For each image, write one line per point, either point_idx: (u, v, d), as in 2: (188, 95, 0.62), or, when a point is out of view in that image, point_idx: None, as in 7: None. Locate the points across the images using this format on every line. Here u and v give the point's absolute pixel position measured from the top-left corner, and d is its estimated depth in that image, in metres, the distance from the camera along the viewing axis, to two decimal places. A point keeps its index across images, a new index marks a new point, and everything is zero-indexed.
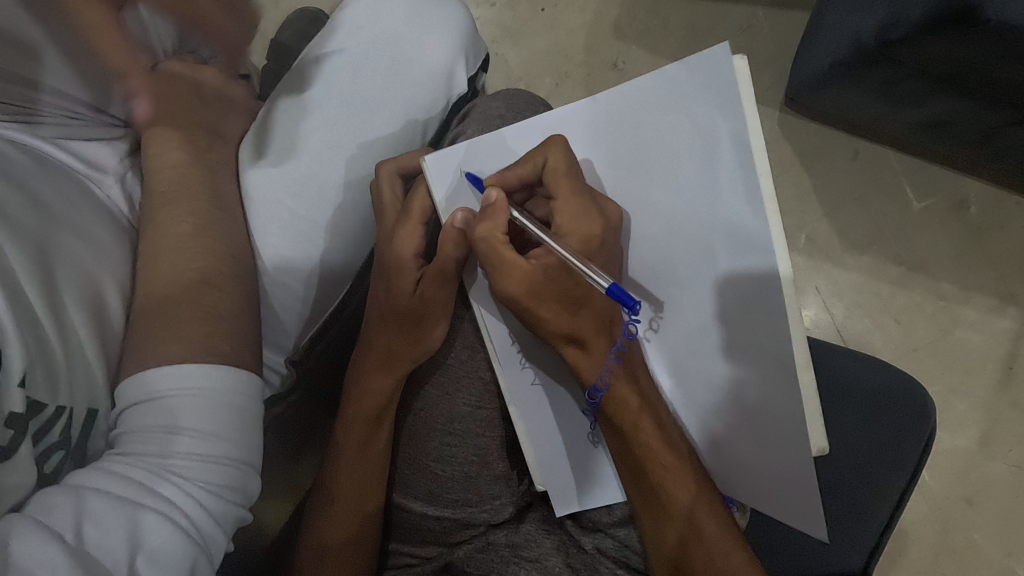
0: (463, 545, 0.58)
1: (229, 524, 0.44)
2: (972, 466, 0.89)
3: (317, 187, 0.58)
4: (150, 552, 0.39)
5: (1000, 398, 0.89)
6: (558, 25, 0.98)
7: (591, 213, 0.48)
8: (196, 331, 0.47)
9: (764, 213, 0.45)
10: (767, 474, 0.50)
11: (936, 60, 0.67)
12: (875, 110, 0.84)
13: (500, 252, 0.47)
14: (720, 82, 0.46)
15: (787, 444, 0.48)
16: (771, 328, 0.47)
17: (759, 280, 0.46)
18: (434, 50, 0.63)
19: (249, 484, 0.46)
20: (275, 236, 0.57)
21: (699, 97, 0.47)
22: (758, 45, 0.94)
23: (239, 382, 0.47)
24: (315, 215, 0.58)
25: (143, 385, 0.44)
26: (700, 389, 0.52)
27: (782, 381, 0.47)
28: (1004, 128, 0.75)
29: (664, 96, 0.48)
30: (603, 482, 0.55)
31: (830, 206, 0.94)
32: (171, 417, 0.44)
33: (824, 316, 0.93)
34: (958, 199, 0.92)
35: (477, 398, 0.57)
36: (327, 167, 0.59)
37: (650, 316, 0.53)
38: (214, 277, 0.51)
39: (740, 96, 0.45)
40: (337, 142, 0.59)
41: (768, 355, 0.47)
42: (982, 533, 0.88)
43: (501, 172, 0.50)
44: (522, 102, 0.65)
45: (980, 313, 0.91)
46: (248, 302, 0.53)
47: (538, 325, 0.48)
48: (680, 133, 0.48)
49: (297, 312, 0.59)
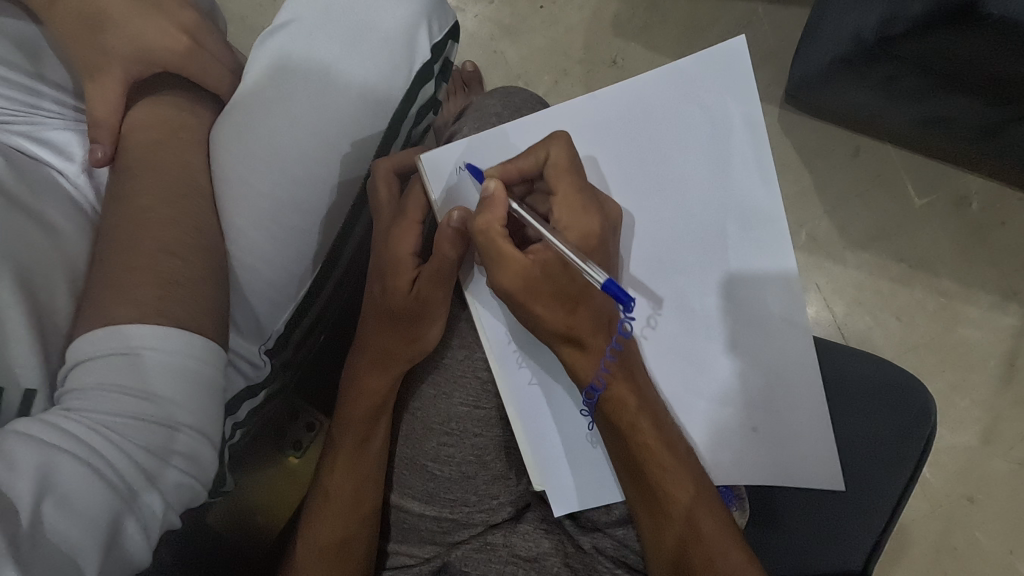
0: (461, 546, 0.57)
1: (172, 496, 0.43)
2: (974, 464, 0.89)
3: (270, 174, 0.52)
4: (70, 504, 0.38)
5: (1002, 396, 0.89)
6: (558, 22, 0.97)
7: (590, 211, 0.48)
8: (147, 294, 0.45)
9: (772, 193, 0.50)
10: (777, 442, 0.53)
11: (933, 54, 0.67)
12: (873, 109, 0.84)
13: (499, 245, 0.46)
14: (732, 79, 0.50)
15: (796, 407, 0.52)
16: (778, 300, 0.51)
17: (771, 251, 0.50)
18: (391, 12, 0.55)
19: (201, 458, 0.45)
20: (249, 237, 0.52)
21: (712, 86, 0.50)
22: (759, 41, 0.94)
23: (202, 351, 0.46)
24: (277, 206, 0.52)
25: (104, 338, 0.43)
26: (705, 377, 0.53)
27: (789, 346, 0.52)
28: (1004, 123, 0.74)
29: (676, 89, 0.50)
30: (602, 483, 0.55)
31: (831, 203, 0.93)
32: (127, 377, 0.43)
33: (824, 314, 0.92)
34: (960, 195, 0.92)
35: (475, 397, 0.57)
36: (279, 146, 0.52)
37: (648, 314, 0.52)
38: (178, 245, 0.49)
39: (750, 92, 0.50)
40: (291, 116, 0.52)
41: (776, 325, 0.51)
42: (984, 531, 0.88)
43: (503, 165, 0.49)
44: (518, 99, 0.65)
45: (982, 311, 0.90)
46: (215, 274, 0.50)
47: (534, 323, 0.48)
48: (692, 121, 0.50)
49: (282, 301, 0.56)
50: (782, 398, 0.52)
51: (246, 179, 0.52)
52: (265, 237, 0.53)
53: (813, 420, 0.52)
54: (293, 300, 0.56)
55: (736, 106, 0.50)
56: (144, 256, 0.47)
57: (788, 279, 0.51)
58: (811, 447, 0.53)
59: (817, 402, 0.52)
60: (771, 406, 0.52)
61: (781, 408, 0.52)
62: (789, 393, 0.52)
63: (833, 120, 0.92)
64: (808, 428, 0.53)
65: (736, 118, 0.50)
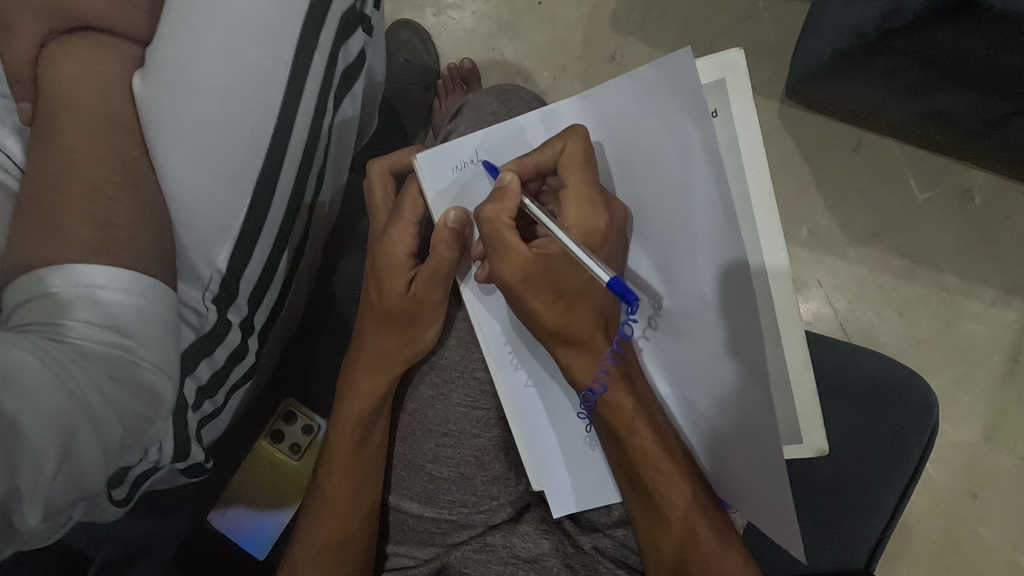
0: (460, 547, 0.56)
1: (130, 421, 0.44)
2: (978, 459, 0.88)
3: (193, 98, 0.50)
4: (32, 404, 0.37)
5: (1006, 391, 0.89)
6: (556, 18, 0.96)
7: (598, 207, 0.47)
8: (85, 231, 0.45)
9: (731, 224, 0.42)
10: (746, 489, 0.47)
11: (934, 46, 0.66)
12: (874, 104, 0.84)
13: (505, 236, 0.46)
14: (679, 89, 0.42)
15: (758, 463, 0.45)
16: (740, 339, 0.44)
17: (735, 284, 0.43)
18: None
19: (155, 387, 0.45)
20: (184, 169, 0.51)
21: (669, 100, 0.43)
22: (759, 35, 0.93)
23: (149, 289, 0.46)
24: (209, 129, 0.51)
25: (39, 279, 0.43)
26: (697, 396, 0.49)
27: (752, 396, 0.45)
28: (1008, 117, 0.73)
29: (645, 97, 0.45)
30: (600, 485, 0.54)
31: (833, 198, 0.93)
32: (83, 308, 0.43)
33: (826, 311, 0.92)
34: (964, 189, 0.91)
35: (474, 397, 0.57)
36: (191, 67, 0.50)
37: (648, 314, 0.50)
38: (106, 185, 0.48)
39: (700, 107, 0.42)
40: (195, 33, 0.50)
41: (741, 367, 0.45)
42: (988, 527, 0.87)
43: (520, 159, 0.49)
44: (514, 99, 0.64)
45: (985, 306, 0.90)
46: (149, 209, 0.50)
47: (533, 320, 0.48)
48: (656, 136, 0.45)
49: (225, 235, 0.53)
50: (750, 448, 0.46)
51: (171, 115, 0.51)
52: (202, 166, 0.51)
53: (766, 478, 0.45)
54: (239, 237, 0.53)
55: (690, 124, 0.43)
56: (80, 204, 0.46)
57: (748, 318, 0.44)
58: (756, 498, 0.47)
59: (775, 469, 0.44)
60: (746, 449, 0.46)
61: (746, 455, 0.46)
62: (750, 444, 0.46)
63: (806, 105, 0.92)
64: (757, 480, 0.46)
65: (693, 137, 0.43)
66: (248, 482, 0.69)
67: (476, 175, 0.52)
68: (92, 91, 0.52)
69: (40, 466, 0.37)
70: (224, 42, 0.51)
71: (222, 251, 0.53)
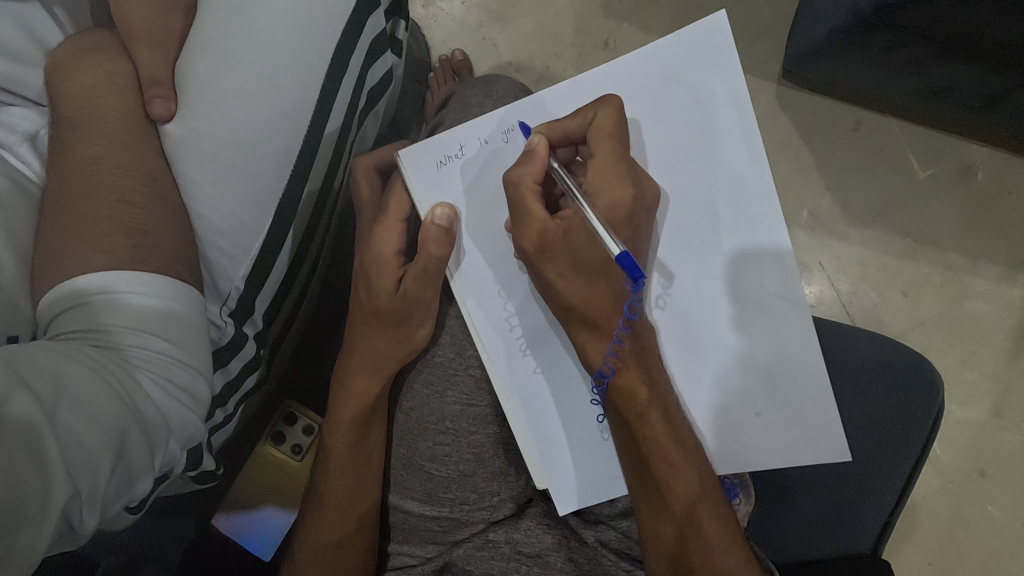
0: (462, 545, 0.56)
1: (173, 422, 0.43)
2: (984, 437, 0.88)
3: (221, 120, 0.51)
4: (85, 410, 0.37)
5: (1011, 368, 0.88)
6: (546, 6, 0.95)
7: (625, 180, 0.47)
8: (120, 241, 0.45)
9: (762, 175, 0.50)
10: (781, 429, 0.52)
11: (936, 23, 0.65)
12: (873, 82, 0.83)
13: (528, 200, 0.47)
14: (713, 59, 0.50)
15: (803, 394, 0.52)
16: (774, 278, 0.51)
17: (768, 231, 0.50)
18: None
19: (195, 387, 0.45)
20: (206, 188, 0.51)
21: (692, 63, 0.50)
22: (755, 16, 0.92)
23: (181, 294, 0.46)
24: (236, 149, 0.51)
25: (67, 293, 0.43)
26: (708, 356, 0.52)
27: (789, 327, 0.51)
28: (1010, 90, 0.73)
29: (669, 68, 0.50)
30: (605, 481, 0.54)
31: (833, 178, 0.91)
32: (123, 317, 0.43)
33: (828, 292, 0.90)
34: (965, 165, 0.90)
35: (470, 395, 0.56)
36: (219, 88, 0.51)
37: (659, 295, 0.51)
38: (134, 195, 0.48)
39: (733, 71, 0.50)
40: (228, 52, 0.51)
41: (772, 304, 0.51)
42: (996, 505, 0.87)
43: (552, 124, 0.49)
44: (502, 90, 0.63)
45: (989, 283, 0.89)
46: (176, 220, 0.50)
47: (551, 299, 0.49)
48: (676, 98, 0.50)
49: (248, 250, 0.53)
50: (779, 384, 0.52)
51: (193, 132, 0.51)
52: (227, 185, 0.51)
53: (819, 396, 0.51)
54: (256, 251, 0.53)
55: (721, 84, 0.50)
56: (106, 209, 0.47)
57: (783, 258, 0.50)
58: (802, 436, 0.52)
59: (819, 382, 0.51)
60: (773, 388, 0.52)
61: (786, 391, 0.52)
62: (792, 374, 0.52)
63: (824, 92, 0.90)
64: (816, 406, 0.52)
65: (721, 96, 0.50)
66: (249, 485, 0.69)
67: (477, 166, 0.52)
68: (98, 97, 0.52)
69: (95, 470, 0.37)
70: (257, 67, 0.51)
71: (245, 263, 0.53)
